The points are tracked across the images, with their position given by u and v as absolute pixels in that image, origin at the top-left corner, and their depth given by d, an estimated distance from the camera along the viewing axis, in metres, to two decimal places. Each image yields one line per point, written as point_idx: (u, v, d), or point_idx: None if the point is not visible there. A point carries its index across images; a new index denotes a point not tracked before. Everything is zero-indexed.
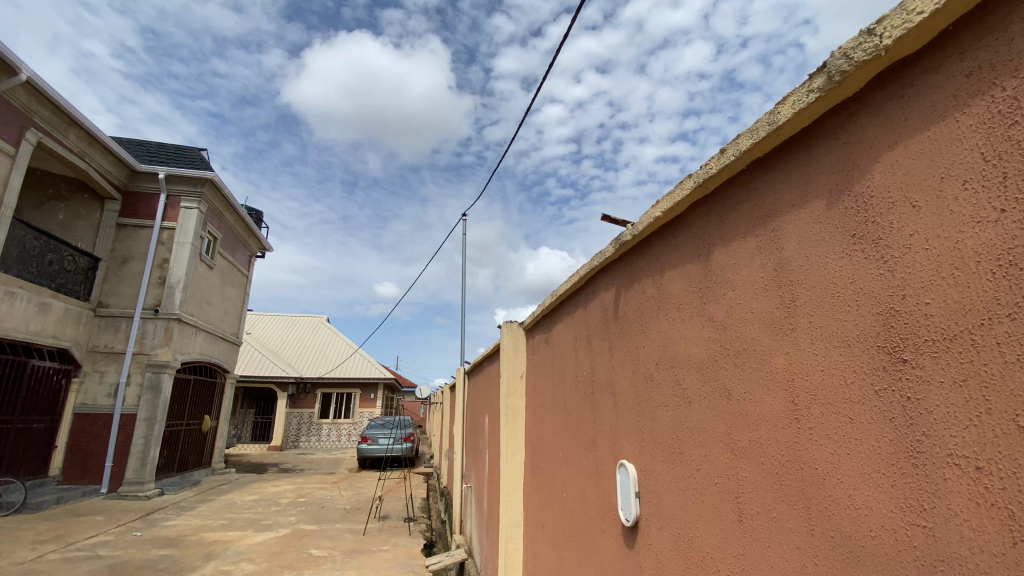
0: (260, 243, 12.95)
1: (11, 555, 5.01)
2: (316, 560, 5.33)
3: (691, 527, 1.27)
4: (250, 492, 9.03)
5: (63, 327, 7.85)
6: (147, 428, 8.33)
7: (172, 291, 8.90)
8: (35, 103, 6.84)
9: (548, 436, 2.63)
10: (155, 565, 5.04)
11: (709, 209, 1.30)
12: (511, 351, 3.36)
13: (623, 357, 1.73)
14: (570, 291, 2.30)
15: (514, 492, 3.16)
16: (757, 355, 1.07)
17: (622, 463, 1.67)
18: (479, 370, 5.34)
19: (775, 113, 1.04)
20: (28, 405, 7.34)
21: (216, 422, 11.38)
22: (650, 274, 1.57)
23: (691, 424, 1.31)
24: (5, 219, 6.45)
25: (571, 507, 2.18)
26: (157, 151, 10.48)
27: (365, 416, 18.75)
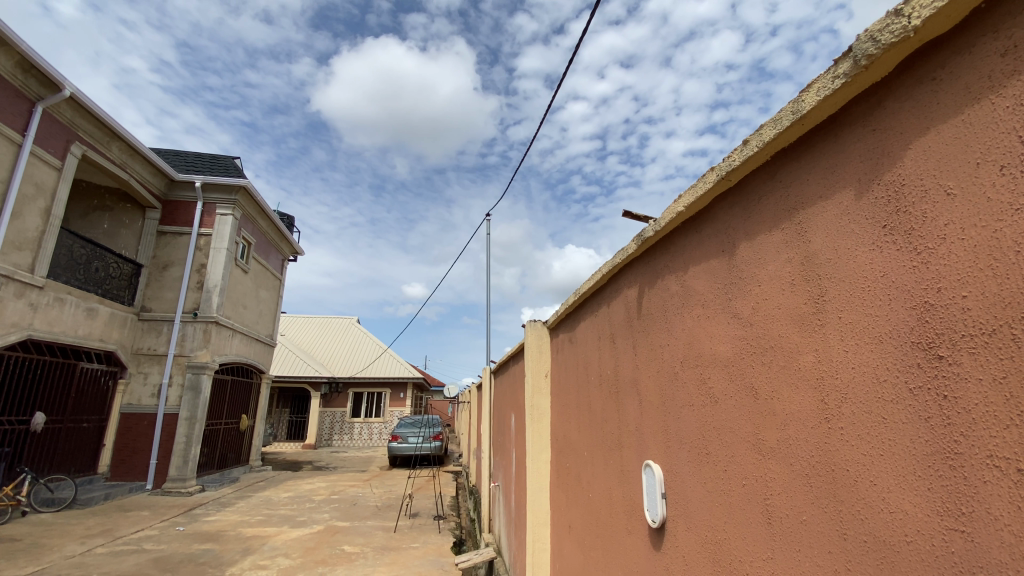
0: (292, 247, 13.33)
1: (63, 549, 5.29)
2: (348, 556, 5.45)
3: (719, 530, 1.24)
4: (286, 490, 9.31)
5: (109, 331, 8.24)
6: (188, 426, 8.68)
7: (210, 295, 9.25)
8: (79, 118, 7.20)
9: (573, 435, 2.62)
10: (197, 558, 5.25)
11: (733, 202, 1.27)
12: (536, 350, 3.36)
13: (648, 355, 1.70)
14: (593, 289, 2.28)
15: (540, 492, 3.16)
16: (784, 353, 1.04)
17: (647, 463, 1.65)
18: (505, 369, 5.36)
19: (799, 101, 1.00)
20: (77, 406, 7.74)
21: (253, 421, 11.75)
22: (674, 270, 1.54)
23: (717, 424, 1.28)
24: (53, 230, 6.85)
25: (597, 506, 2.17)
26: (193, 160, 10.90)
27: (395, 415, 19.04)
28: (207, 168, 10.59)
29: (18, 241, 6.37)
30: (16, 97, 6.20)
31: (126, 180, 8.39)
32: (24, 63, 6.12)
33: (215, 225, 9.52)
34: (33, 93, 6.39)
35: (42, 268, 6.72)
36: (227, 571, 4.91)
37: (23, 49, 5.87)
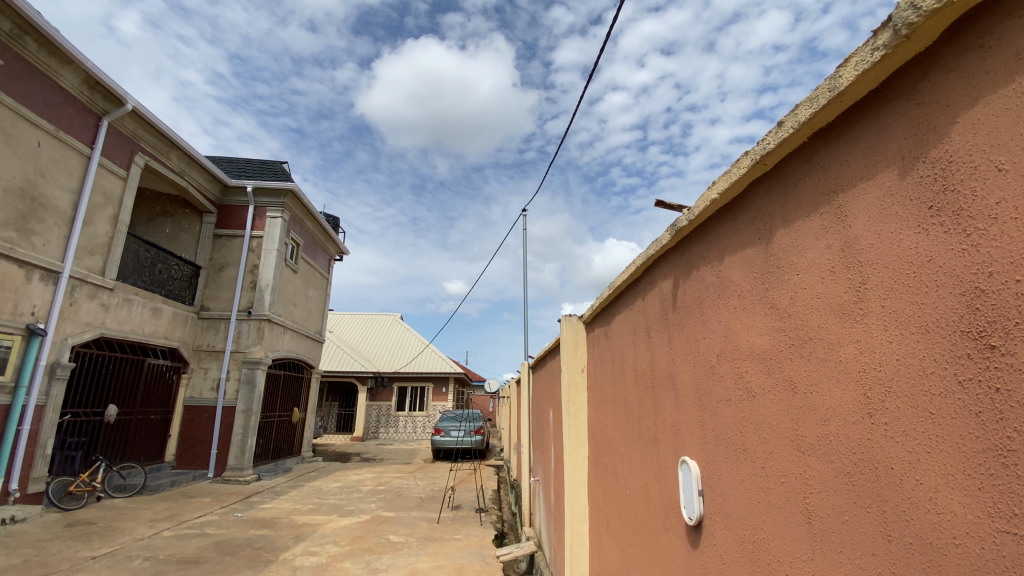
0: (338, 247, 13.80)
1: (134, 531, 5.72)
2: (394, 545, 5.62)
3: (756, 528, 1.20)
4: (335, 480, 9.68)
5: (173, 329, 8.81)
6: (245, 418, 9.17)
7: (262, 294, 9.71)
8: (141, 130, 7.69)
9: (610, 430, 2.58)
10: (254, 543, 5.56)
11: (769, 187, 1.21)
12: (572, 345, 3.34)
13: (684, 347, 1.65)
14: (628, 282, 2.24)
15: (578, 487, 3.14)
16: (825, 344, 0.98)
17: (684, 460, 1.61)
18: (543, 365, 5.36)
19: (836, 78, 0.95)
20: (145, 398, 8.34)
21: (304, 414, 12.27)
22: (710, 260, 1.48)
23: (755, 419, 1.23)
24: (121, 234, 7.38)
25: (634, 502, 2.13)
26: (245, 166, 11.46)
27: (438, 409, 19.39)
28: (258, 174, 11.10)
29: (90, 246, 6.91)
30: (84, 112, 6.70)
31: (185, 187, 8.93)
32: (90, 79, 6.59)
33: (266, 228, 9.97)
34: (99, 108, 6.88)
35: (112, 271, 7.26)
36: (281, 555, 5.18)
37: (88, 67, 6.31)
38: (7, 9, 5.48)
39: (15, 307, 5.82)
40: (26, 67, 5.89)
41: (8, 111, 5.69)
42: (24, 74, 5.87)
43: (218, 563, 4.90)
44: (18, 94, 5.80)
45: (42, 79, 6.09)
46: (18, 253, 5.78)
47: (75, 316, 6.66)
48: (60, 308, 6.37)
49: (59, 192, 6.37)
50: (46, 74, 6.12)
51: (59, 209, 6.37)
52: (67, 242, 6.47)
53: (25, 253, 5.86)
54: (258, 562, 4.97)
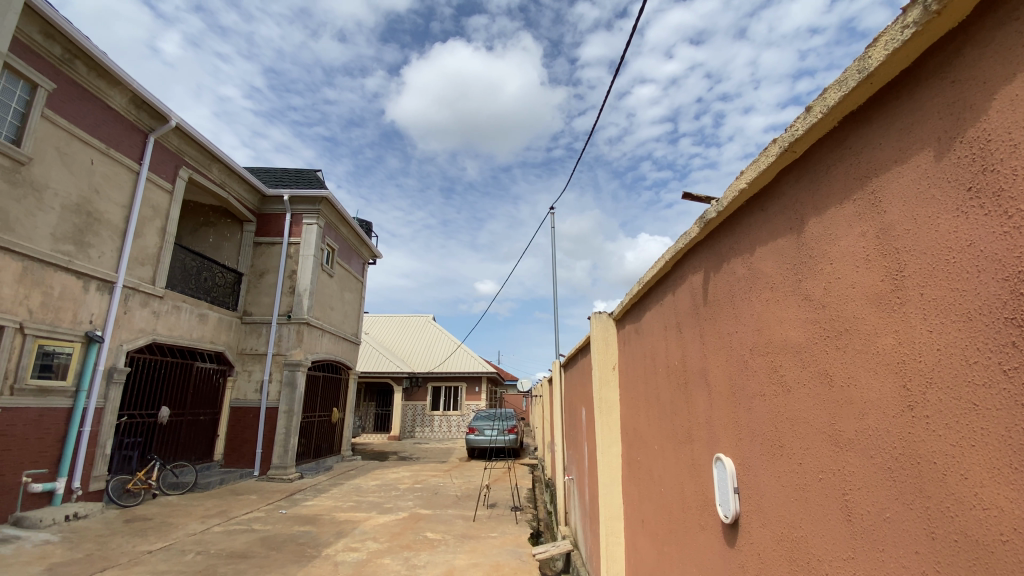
0: (372, 251, 14.12)
1: (187, 527, 6.03)
2: (431, 542, 5.73)
3: (794, 525, 1.17)
4: (373, 478, 9.92)
5: (218, 333, 9.21)
6: (287, 418, 9.51)
7: (301, 298, 10.04)
8: (184, 145, 8.07)
9: (643, 428, 2.54)
10: (298, 538, 5.77)
11: (799, 174, 1.17)
12: (602, 343, 3.31)
13: (715, 342, 1.60)
14: (657, 276, 2.20)
15: (612, 487, 3.10)
16: (861, 336, 0.95)
17: (718, 457, 1.57)
18: (574, 363, 5.33)
19: (865, 58, 0.92)
20: (195, 400, 8.77)
21: (343, 414, 12.61)
22: (740, 253, 1.44)
23: (790, 415, 1.18)
24: (168, 245, 7.78)
25: (669, 500, 2.10)
26: (281, 176, 11.87)
27: (472, 408, 19.57)
28: (294, 183, 11.48)
29: (141, 257, 7.32)
30: (132, 130, 7.10)
31: (226, 198, 9.33)
32: (136, 99, 6.98)
33: (303, 234, 10.30)
34: (146, 125, 7.28)
35: (161, 279, 7.66)
36: (323, 551, 5.35)
37: (134, 87, 6.70)
38: (59, 35, 5.86)
39: (75, 315, 6.22)
40: (78, 90, 6.28)
41: (62, 132, 6.08)
42: (76, 97, 6.26)
43: (265, 558, 5.11)
44: (71, 116, 6.19)
45: (93, 100, 6.48)
46: (76, 266, 6.18)
47: (129, 323, 7.07)
48: (115, 316, 6.78)
49: (112, 206, 6.76)
50: (97, 96, 6.51)
51: (112, 222, 6.77)
52: (120, 254, 6.88)
53: (82, 266, 6.26)
54: (302, 557, 5.16)
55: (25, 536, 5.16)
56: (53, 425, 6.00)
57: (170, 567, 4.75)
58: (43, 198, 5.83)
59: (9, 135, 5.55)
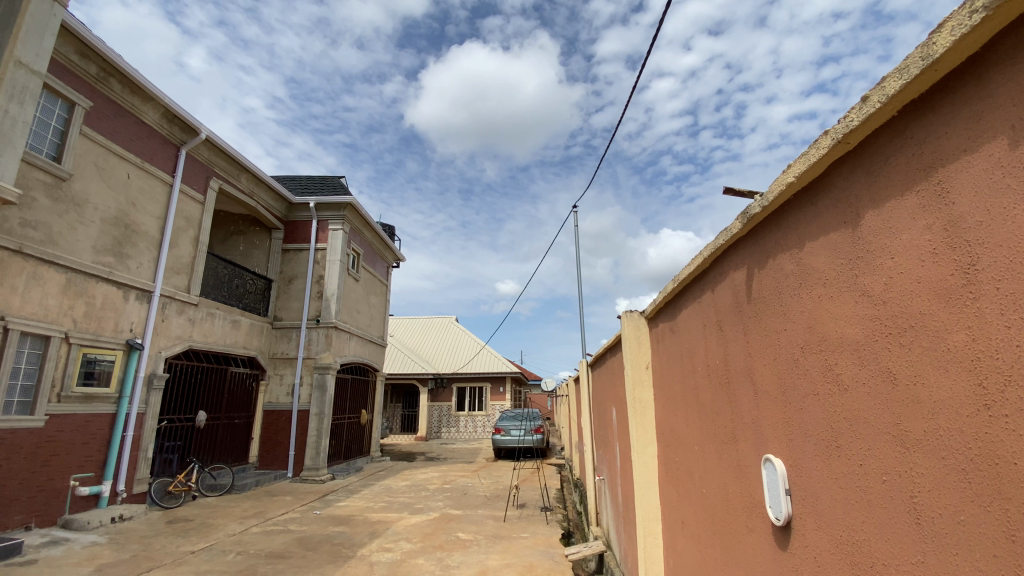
0: (395, 255, 14.29)
1: (226, 527, 6.21)
2: (463, 543, 5.75)
3: (855, 528, 1.14)
4: (403, 479, 10.04)
5: (251, 339, 9.44)
6: (318, 421, 9.70)
7: (329, 302, 10.22)
8: (214, 156, 8.31)
9: (681, 429, 2.50)
10: (333, 539, 5.87)
11: (853, 166, 1.13)
12: (634, 341, 3.28)
13: (761, 341, 1.56)
14: (695, 274, 2.16)
15: (649, 487, 3.06)
16: (927, 332, 0.92)
17: (767, 458, 1.53)
18: (603, 362, 5.29)
19: (930, 44, 0.89)
20: (229, 404, 9.01)
21: (371, 415, 12.79)
22: (788, 248, 1.40)
23: (848, 415, 1.14)
24: (201, 254, 8.02)
25: (712, 501, 2.06)
26: (307, 183, 12.12)
27: (497, 408, 19.62)
28: (318, 189, 11.70)
29: (176, 267, 7.56)
30: (165, 144, 7.34)
31: (255, 207, 9.57)
32: (168, 113, 7.23)
33: (329, 240, 10.48)
34: (177, 138, 7.52)
35: (195, 287, 7.90)
36: (358, 551, 5.43)
37: (165, 102, 6.93)
38: (93, 54, 6.09)
39: (116, 324, 6.47)
40: (113, 107, 6.52)
41: (100, 148, 6.32)
42: (111, 113, 6.50)
43: (302, 558, 5.22)
44: (107, 132, 6.43)
45: (127, 116, 6.73)
46: (116, 277, 6.42)
47: (166, 331, 7.32)
48: (153, 324, 7.02)
49: (147, 218, 7.01)
50: (131, 112, 6.76)
51: (148, 234, 7.01)
52: (156, 264, 7.12)
53: (122, 276, 6.51)
54: (338, 557, 5.24)
55: (74, 537, 5.38)
56: (98, 431, 6.24)
57: (212, 567, 4.89)
58: (84, 212, 6.06)
59: (50, 153, 5.79)
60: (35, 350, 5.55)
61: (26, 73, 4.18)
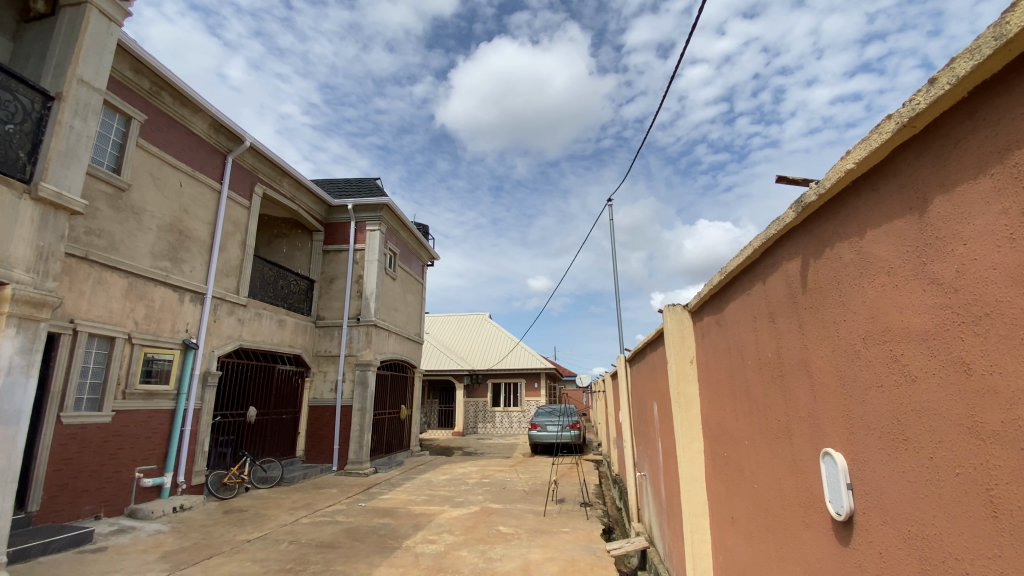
0: (430, 253, 14.53)
1: (279, 518, 6.51)
2: (505, 536, 5.83)
3: (924, 522, 1.11)
4: (443, 473, 10.23)
5: (296, 337, 9.81)
6: (361, 416, 10.00)
7: (368, 301, 10.50)
8: (258, 163, 8.66)
9: (730, 423, 2.46)
10: (379, 530, 6.06)
11: (918, 151, 1.10)
12: (678, 336, 3.25)
13: (818, 333, 1.53)
14: (743, 265, 2.13)
15: (695, 483, 3.02)
16: (1005, 320, 0.88)
17: (826, 452, 1.50)
18: (643, 357, 5.24)
19: (1003, 24, 0.87)
20: (277, 400, 9.40)
21: (410, 411, 13.08)
22: (847, 237, 1.37)
23: (917, 407, 1.11)
24: (248, 257, 8.38)
25: (765, 497, 2.03)
26: (344, 186, 12.46)
27: (532, 404, 19.67)
28: (356, 192, 12.02)
29: (226, 269, 7.95)
30: (212, 153, 7.70)
31: (297, 211, 9.93)
32: (215, 123, 7.58)
33: (367, 240, 10.76)
34: (224, 147, 7.87)
35: (244, 289, 8.27)
36: (404, 543, 5.58)
37: (213, 112, 7.28)
38: (146, 70, 6.46)
39: (173, 325, 6.85)
40: (166, 119, 6.89)
41: (155, 158, 6.69)
42: (164, 125, 6.88)
43: (351, 548, 5.42)
44: (160, 144, 6.80)
45: (179, 127, 7.11)
46: (172, 280, 6.80)
47: (219, 330, 7.70)
48: (206, 325, 7.40)
49: (199, 224, 7.38)
50: (181, 123, 7.11)
51: (200, 238, 7.38)
52: (208, 267, 7.49)
53: (177, 280, 6.89)
54: (385, 548, 5.41)
55: (140, 526, 5.75)
56: (159, 425, 6.63)
57: (267, 555, 5.13)
58: (142, 220, 6.44)
59: (110, 165, 6.16)
60: (102, 350, 5.94)
61: (88, 90, 4.42)
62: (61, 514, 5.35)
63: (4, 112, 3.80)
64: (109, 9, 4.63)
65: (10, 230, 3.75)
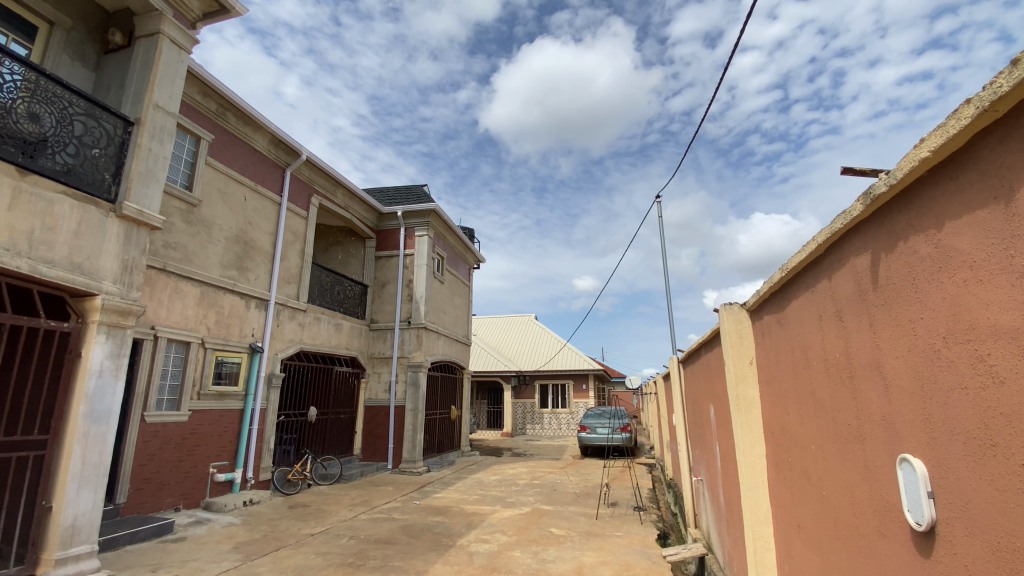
0: (477, 257, 14.74)
1: (339, 513, 6.79)
2: (557, 538, 5.82)
3: (1018, 535, 1.03)
4: (493, 473, 10.34)
5: (352, 340, 10.21)
6: (413, 416, 10.28)
7: (418, 304, 10.79)
8: (315, 175, 9.10)
9: (795, 427, 2.36)
10: (434, 528, 6.21)
11: (1003, 137, 1.04)
12: (735, 335, 3.14)
13: (891, 331, 1.45)
14: (807, 261, 2.04)
15: (756, 489, 2.91)
16: None
17: (903, 458, 1.41)
18: (697, 358, 5.10)
19: None
20: (336, 400, 9.82)
21: (460, 411, 13.30)
22: (922, 230, 1.30)
23: (1008, 410, 1.04)
24: (306, 264, 8.82)
25: (835, 505, 1.93)
26: (393, 194, 12.87)
27: (581, 406, 19.50)
28: (405, 199, 12.39)
29: (287, 277, 8.40)
30: (273, 167, 8.17)
31: (350, 219, 10.35)
32: (275, 139, 8.04)
33: (416, 245, 11.06)
34: (283, 161, 8.33)
35: (304, 295, 8.71)
36: (458, 541, 5.69)
37: (272, 129, 7.72)
38: (212, 93, 6.94)
39: (241, 330, 7.32)
40: (230, 137, 7.39)
41: (222, 175, 7.18)
42: (229, 143, 7.37)
43: (407, 544, 5.59)
44: (226, 161, 7.28)
45: (242, 144, 7.59)
46: (239, 288, 7.27)
47: (282, 334, 8.15)
48: (271, 329, 7.85)
49: (262, 234, 7.84)
50: (244, 141, 7.60)
51: (263, 248, 7.84)
52: (271, 275, 7.96)
53: (243, 287, 7.35)
54: (439, 546, 5.54)
55: (215, 518, 6.18)
56: (230, 424, 7.09)
57: (329, 549, 5.37)
58: (212, 232, 6.92)
59: (183, 182, 6.66)
60: (179, 354, 6.43)
61: (163, 115, 4.81)
62: (146, 505, 5.83)
63: (90, 138, 4.18)
64: (178, 38, 5.02)
65: (99, 246, 4.13)
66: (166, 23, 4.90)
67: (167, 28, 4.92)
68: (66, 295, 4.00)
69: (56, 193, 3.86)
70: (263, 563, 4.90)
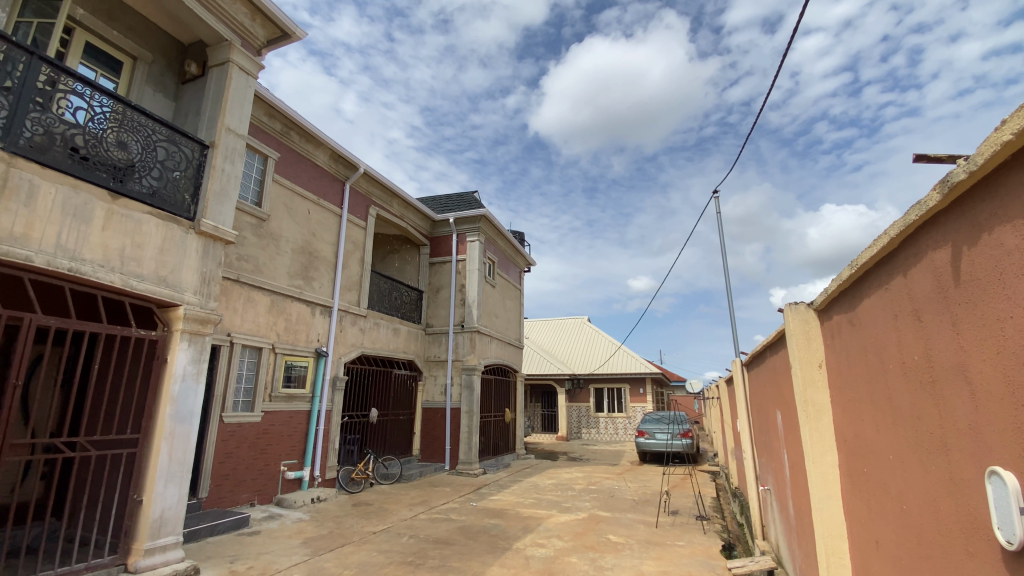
0: (527, 260, 14.80)
1: (399, 513, 7.01)
2: (615, 545, 5.70)
3: None
4: (549, 477, 10.29)
5: (409, 344, 10.52)
6: (469, 418, 10.44)
7: (471, 308, 10.98)
8: (371, 187, 9.49)
9: (870, 435, 2.19)
10: (491, 531, 6.26)
11: None
12: (803, 337, 2.96)
13: (976, 330, 1.32)
14: (880, 257, 1.89)
15: (829, 501, 2.71)
16: None
17: (992, 471, 1.27)
18: (762, 361, 4.84)
19: None
20: (395, 402, 10.16)
21: (514, 414, 13.37)
22: (1011, 219, 1.17)
23: None
24: (365, 272, 9.19)
25: (918, 521, 1.76)
26: (446, 201, 13.17)
27: (638, 411, 19.03)
28: (457, 205, 12.64)
29: (348, 284, 8.79)
30: (333, 181, 8.59)
31: (405, 228, 10.69)
32: (334, 154, 8.45)
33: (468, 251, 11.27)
34: (343, 175, 8.74)
35: (363, 301, 9.09)
36: (514, 544, 5.70)
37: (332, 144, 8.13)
38: (277, 113, 7.40)
39: (307, 335, 7.74)
40: (294, 155, 7.85)
41: (288, 190, 7.64)
42: (293, 160, 7.83)
43: (464, 545, 5.67)
44: (291, 177, 7.74)
45: (305, 161, 8.05)
46: (305, 296, 7.70)
47: (344, 339, 8.53)
48: (334, 334, 8.25)
49: (324, 245, 8.26)
50: (307, 157, 8.05)
51: (326, 257, 8.26)
52: (333, 282, 8.36)
53: (309, 295, 7.77)
54: (496, 548, 5.58)
55: (286, 514, 6.55)
56: (299, 425, 7.50)
57: (390, 547, 5.55)
58: (279, 244, 7.38)
59: (253, 199, 7.14)
60: (252, 358, 6.88)
61: (233, 137, 5.19)
62: (225, 500, 6.27)
63: (171, 162, 4.58)
64: (245, 64, 5.39)
65: (181, 261, 4.52)
66: (235, 52, 5.29)
67: (236, 56, 5.31)
68: (154, 306, 4.39)
69: (143, 213, 4.25)
70: (329, 558, 5.13)
